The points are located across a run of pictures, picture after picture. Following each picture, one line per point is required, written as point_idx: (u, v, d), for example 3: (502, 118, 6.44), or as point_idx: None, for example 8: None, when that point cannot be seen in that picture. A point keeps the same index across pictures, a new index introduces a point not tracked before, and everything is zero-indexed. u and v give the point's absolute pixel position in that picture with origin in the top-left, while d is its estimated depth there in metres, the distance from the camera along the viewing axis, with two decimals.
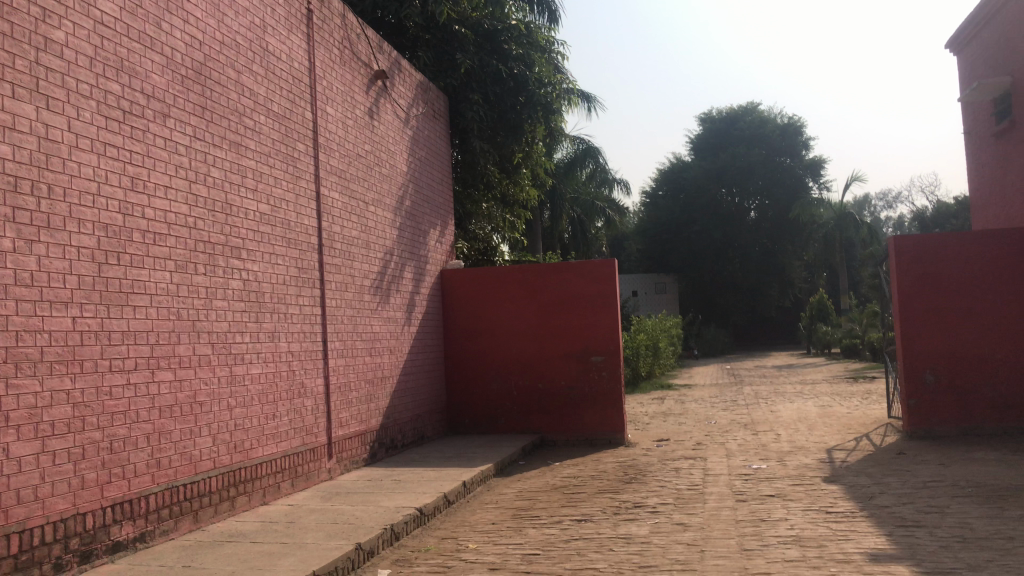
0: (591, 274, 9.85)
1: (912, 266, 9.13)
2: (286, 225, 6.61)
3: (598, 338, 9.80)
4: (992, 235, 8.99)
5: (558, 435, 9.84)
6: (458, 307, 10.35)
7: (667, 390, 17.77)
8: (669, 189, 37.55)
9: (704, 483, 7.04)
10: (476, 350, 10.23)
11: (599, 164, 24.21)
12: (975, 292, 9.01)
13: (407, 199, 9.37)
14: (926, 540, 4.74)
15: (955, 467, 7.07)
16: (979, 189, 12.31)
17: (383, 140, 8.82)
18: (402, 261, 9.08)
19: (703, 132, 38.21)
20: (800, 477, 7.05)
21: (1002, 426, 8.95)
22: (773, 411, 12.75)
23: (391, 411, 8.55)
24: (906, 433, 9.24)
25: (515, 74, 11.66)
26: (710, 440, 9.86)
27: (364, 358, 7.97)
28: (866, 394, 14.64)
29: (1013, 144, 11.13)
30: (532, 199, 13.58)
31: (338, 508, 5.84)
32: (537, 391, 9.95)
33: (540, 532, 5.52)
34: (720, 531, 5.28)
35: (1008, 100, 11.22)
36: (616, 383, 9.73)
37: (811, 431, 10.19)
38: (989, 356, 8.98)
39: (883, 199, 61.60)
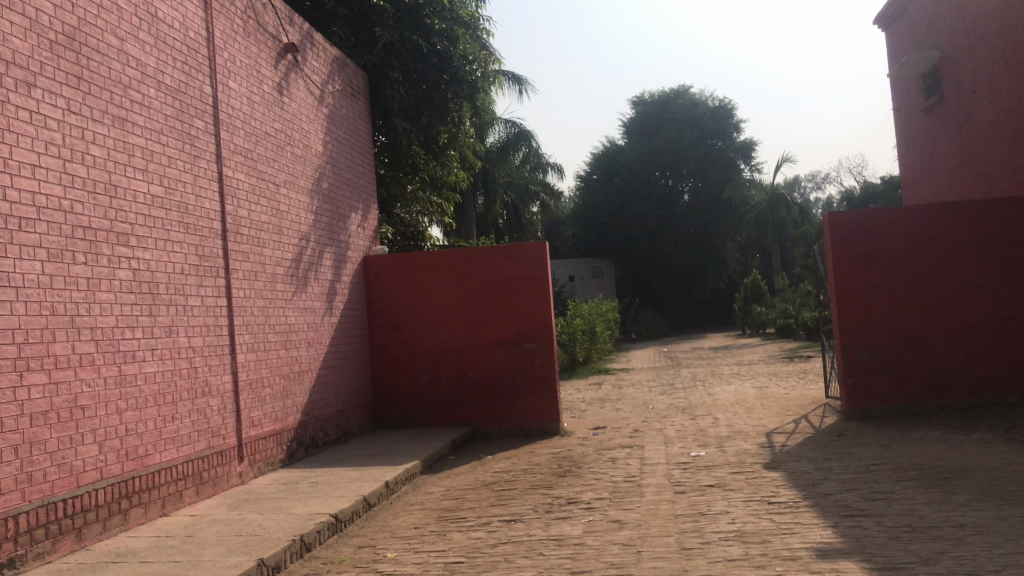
0: (522, 258, 9.47)
1: (847, 243, 8.95)
2: (183, 209, 6.04)
3: (530, 324, 9.43)
4: (925, 210, 8.86)
5: (491, 426, 9.46)
6: (382, 295, 9.80)
7: (605, 374, 17.56)
8: (603, 173, 37.45)
9: (641, 474, 6.72)
10: (402, 339, 9.72)
11: (533, 148, 23.86)
12: (911, 268, 8.89)
13: (324, 181, 8.82)
14: (875, 531, 4.46)
15: (896, 449, 6.89)
16: (908, 166, 12.29)
17: (296, 118, 8.25)
18: (320, 248, 8.54)
19: (636, 116, 38.17)
20: (740, 464, 6.77)
21: (939, 404, 8.86)
22: (710, 393, 12.57)
23: (311, 407, 8.04)
24: (845, 413, 9.07)
25: (438, 50, 11.13)
26: (647, 426, 9.58)
27: (278, 352, 7.44)
28: (802, 373, 14.60)
29: (942, 120, 11.09)
30: (462, 182, 13.12)
31: (246, 518, 5.33)
32: (468, 381, 9.53)
33: (465, 536, 5.11)
34: (658, 528, 4.94)
35: (937, 74, 11.15)
36: (550, 370, 9.37)
37: (748, 414, 9.99)
38: (925, 333, 8.88)
39: (813, 181, 62.67)
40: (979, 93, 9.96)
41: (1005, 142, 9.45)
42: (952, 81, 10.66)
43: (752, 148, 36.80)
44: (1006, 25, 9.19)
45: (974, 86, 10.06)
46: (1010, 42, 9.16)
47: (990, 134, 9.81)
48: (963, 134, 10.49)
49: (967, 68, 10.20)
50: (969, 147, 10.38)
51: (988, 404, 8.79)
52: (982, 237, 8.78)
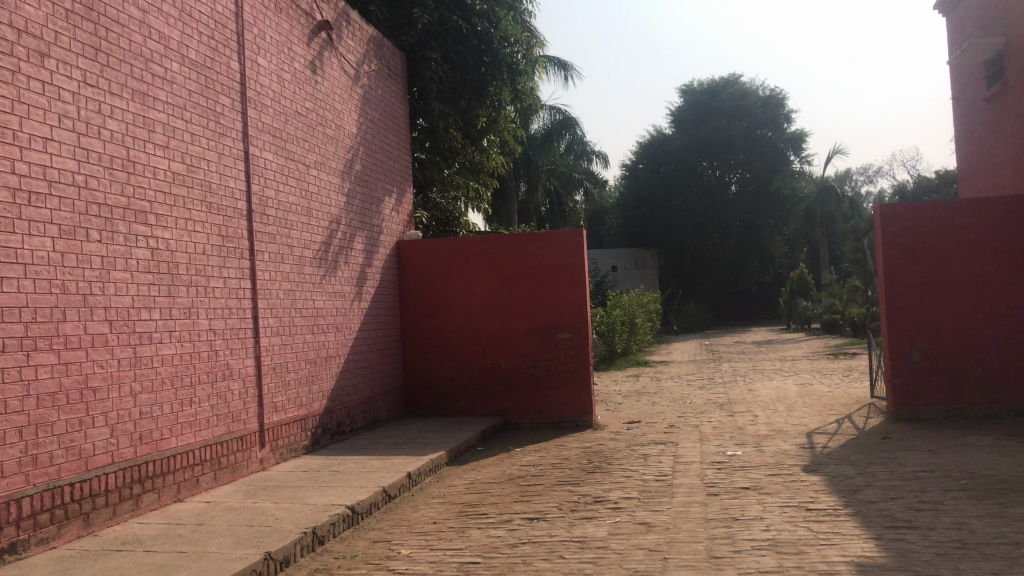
0: (557, 245, 9.21)
1: (899, 236, 8.54)
2: (206, 187, 5.90)
3: (565, 314, 9.17)
4: (984, 204, 8.41)
5: (522, 417, 9.24)
6: (415, 281, 9.62)
7: (644, 367, 17.22)
8: (649, 162, 36.91)
9: (673, 472, 6.44)
10: (435, 326, 9.53)
11: (578, 135, 23.53)
12: (966, 264, 8.44)
13: (358, 163, 8.65)
14: (921, 546, 4.14)
15: (945, 455, 6.51)
16: (967, 158, 11.74)
17: (328, 97, 8.08)
18: (351, 231, 8.38)
19: (684, 105, 37.55)
20: (778, 466, 6.46)
21: (994, 408, 8.41)
22: (750, 389, 12.21)
23: (338, 394, 7.89)
24: (891, 415, 8.68)
25: (478, 32, 10.89)
26: (683, 422, 9.28)
27: (304, 336, 7.29)
28: (848, 371, 14.13)
29: (1004, 110, 10.54)
30: (501, 168, 12.86)
31: (260, 507, 5.18)
32: (500, 370, 9.31)
33: (484, 534, 4.90)
34: (687, 533, 4.67)
35: (1000, 61, 10.60)
36: (584, 362, 9.11)
37: (789, 412, 9.62)
38: (980, 333, 8.43)
39: (864, 174, 61.23)
40: None
41: None
42: (1016, 69, 10.13)
43: (802, 139, 35.96)
44: None
45: None
46: None
47: None
48: None
49: None
50: None
51: None
52: None
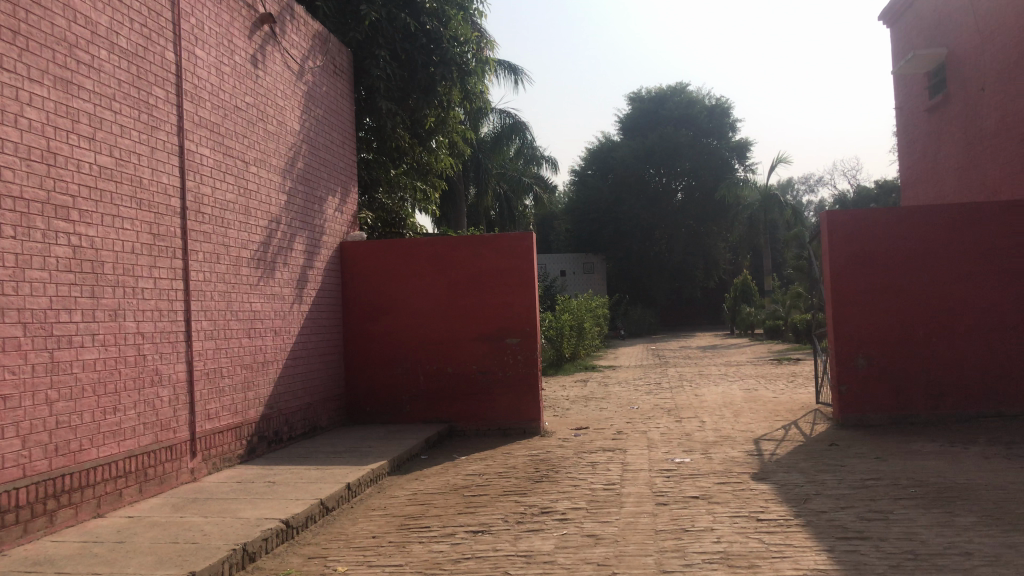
0: (507, 249, 9.04)
1: (846, 242, 8.56)
2: (136, 182, 5.58)
3: (513, 319, 9.00)
4: (927, 212, 8.49)
5: (468, 424, 9.04)
6: (358, 284, 9.34)
7: (591, 372, 17.15)
8: (598, 168, 37.00)
9: (622, 481, 6.30)
10: (379, 330, 9.27)
11: (527, 139, 23.44)
12: (911, 271, 8.50)
13: (300, 161, 8.36)
14: (873, 558, 4.05)
15: (892, 462, 6.49)
16: (910, 167, 11.91)
17: (271, 92, 7.78)
18: (292, 232, 8.08)
19: (632, 112, 37.78)
20: (727, 474, 6.36)
21: (937, 415, 8.47)
22: (697, 395, 12.18)
23: (276, 401, 7.60)
24: (837, 421, 8.68)
25: (427, 30, 10.67)
26: (630, 428, 9.17)
27: (240, 341, 6.98)
28: (792, 377, 14.22)
29: (946, 121, 10.70)
30: (449, 170, 12.64)
31: (187, 522, 4.88)
32: (446, 376, 9.10)
33: (426, 549, 4.69)
34: (636, 546, 4.51)
35: (943, 72, 10.76)
36: (533, 367, 8.95)
37: (736, 418, 9.59)
38: (924, 340, 8.49)
39: (806, 182, 62.41)
40: (988, 91, 9.54)
41: (1013, 143, 9.05)
42: (958, 80, 10.27)
43: (747, 148, 36.45)
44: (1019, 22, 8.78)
45: (982, 83, 9.65)
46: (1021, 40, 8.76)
47: (997, 135, 9.41)
48: (968, 134, 10.10)
49: (975, 66, 9.80)
50: (974, 147, 9.99)
51: (987, 415, 8.41)
52: (988, 241, 8.37)
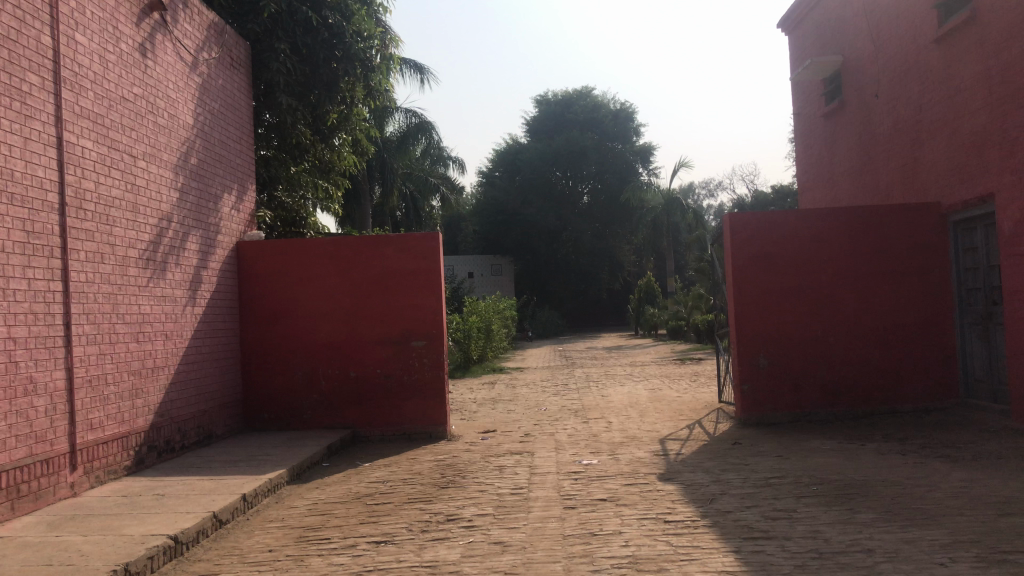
0: (412, 249, 8.86)
1: (747, 243, 8.71)
2: (7, 175, 5.17)
3: (419, 321, 8.81)
4: (823, 214, 8.74)
5: (372, 430, 8.79)
6: (256, 285, 8.97)
7: (498, 373, 17.07)
8: (505, 170, 37.02)
9: (529, 485, 6.20)
10: (278, 333, 8.92)
11: (433, 140, 23.23)
12: (809, 271, 8.73)
13: (193, 157, 7.96)
14: (779, 558, 4.05)
15: (793, 460, 6.60)
16: (807, 170, 12.27)
17: (162, 84, 7.37)
18: (184, 230, 7.68)
19: (539, 115, 38.00)
20: (634, 475, 6.34)
21: (833, 412, 8.70)
22: (603, 395, 12.23)
23: (167, 408, 7.20)
24: (739, 420, 8.81)
25: (330, 24, 10.36)
26: (538, 430, 9.10)
27: (127, 345, 6.57)
28: (695, 376, 14.47)
29: (841, 127, 11.05)
30: (352, 168, 12.34)
31: (63, 542, 4.52)
32: (348, 380, 8.83)
33: (326, 562, 4.46)
34: (544, 552, 4.41)
35: (838, 80, 11.11)
36: (438, 371, 8.78)
37: (642, 418, 9.64)
38: (821, 339, 8.72)
39: (707, 186, 64.15)
40: (881, 98, 9.87)
41: (904, 149, 9.40)
42: (852, 87, 10.62)
43: (651, 152, 37.16)
44: (910, 31, 9.10)
45: (877, 90, 9.97)
46: (913, 49, 9.08)
47: (889, 140, 9.76)
48: (862, 140, 10.46)
49: (869, 74, 10.14)
50: (867, 152, 10.34)
51: (880, 412, 8.69)
52: (880, 242, 8.73)
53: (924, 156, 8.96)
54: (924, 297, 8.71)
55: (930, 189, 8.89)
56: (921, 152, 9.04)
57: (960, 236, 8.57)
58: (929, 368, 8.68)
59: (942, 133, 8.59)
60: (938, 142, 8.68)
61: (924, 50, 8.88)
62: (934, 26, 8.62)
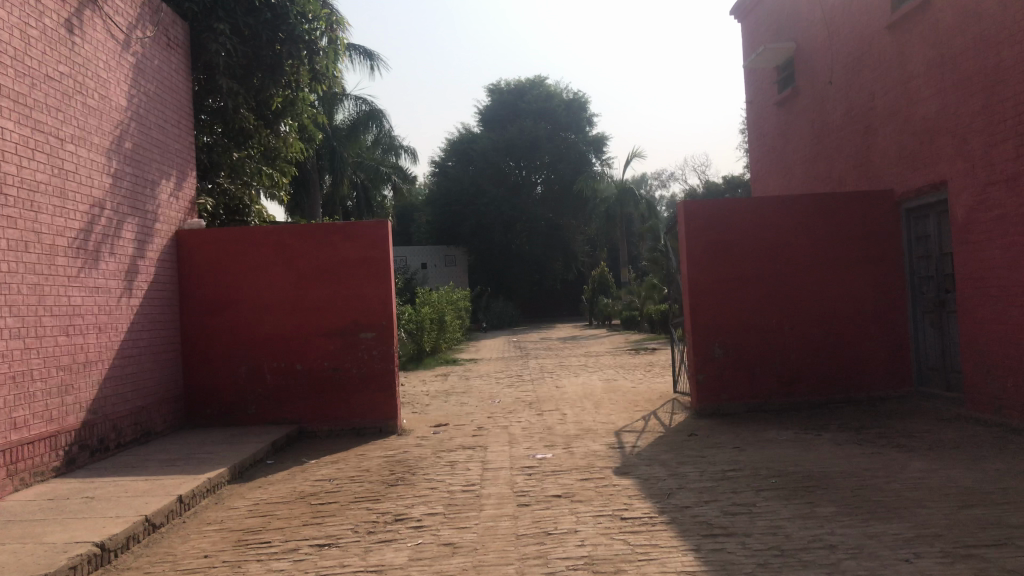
0: (360, 237, 8.57)
1: (702, 231, 8.60)
2: None
3: (367, 313, 8.54)
4: (777, 202, 8.67)
5: (320, 425, 8.51)
6: (196, 275, 8.61)
7: (452, 365, 16.83)
8: (458, 159, 36.67)
9: (481, 481, 5.99)
10: (220, 326, 8.57)
11: (384, 128, 22.83)
12: (764, 259, 8.65)
13: (127, 140, 7.56)
14: (741, 556, 3.90)
15: (750, 452, 6.49)
16: (760, 159, 12.25)
17: (91, 63, 6.96)
18: (119, 218, 7.29)
19: (492, 104, 37.72)
20: (589, 469, 6.17)
21: (789, 402, 8.64)
22: (558, 387, 12.07)
23: (100, 405, 6.82)
24: (695, 411, 8.70)
25: (272, 5, 10.00)
26: (491, 423, 8.90)
27: (55, 339, 6.19)
28: (649, 366, 14.39)
29: (794, 114, 11.02)
30: (299, 154, 11.98)
31: None
32: (295, 374, 8.52)
33: (265, 568, 4.20)
34: (496, 554, 4.20)
35: (790, 67, 11.07)
36: (388, 363, 8.52)
37: (597, 410, 9.50)
38: (776, 328, 8.65)
39: (659, 178, 64.51)
40: (834, 84, 9.81)
41: (857, 136, 9.37)
42: (805, 75, 10.57)
43: (604, 142, 37.15)
44: (863, 17, 9.04)
45: (830, 77, 9.90)
46: (866, 35, 9.02)
47: (842, 128, 9.73)
48: (814, 128, 10.43)
49: (821, 62, 10.09)
50: (820, 140, 10.31)
51: (835, 401, 8.66)
52: (834, 230, 8.69)
53: (877, 143, 8.92)
54: (878, 285, 8.69)
55: (883, 177, 8.86)
56: (874, 139, 9.00)
57: (912, 223, 8.55)
58: (883, 357, 8.67)
59: (895, 121, 8.55)
60: (891, 129, 8.64)
61: (876, 37, 8.82)
62: (887, 12, 8.56)
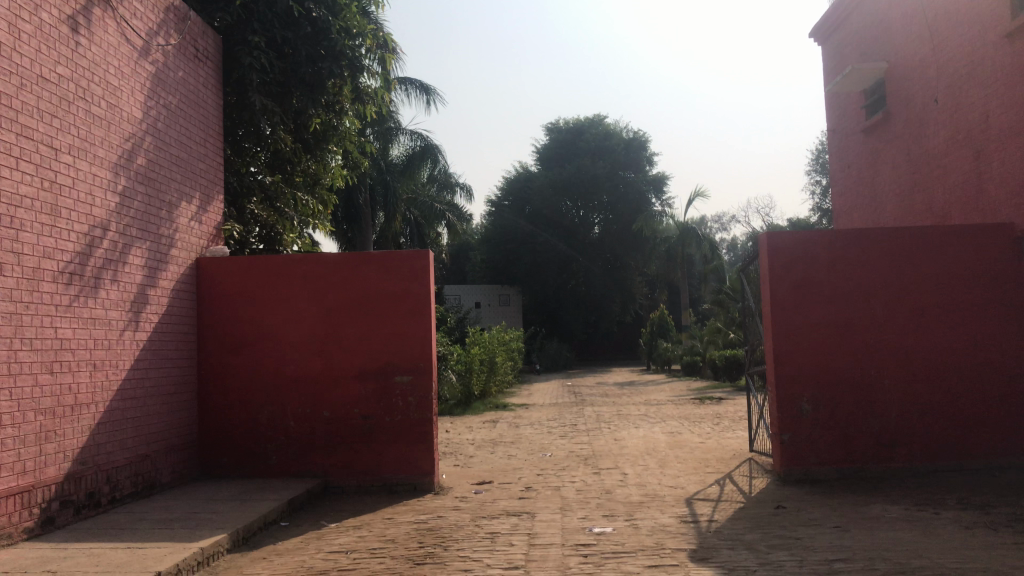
0: (398, 269, 7.65)
1: (787, 269, 7.49)
2: None
3: (403, 354, 7.58)
4: (875, 235, 7.51)
5: (348, 479, 7.53)
6: (218, 309, 7.77)
7: (502, 411, 15.72)
8: (515, 199, 35.91)
9: (526, 563, 4.92)
10: (241, 365, 7.69)
11: (440, 163, 22.13)
12: (861, 302, 7.48)
13: (140, 156, 6.78)
14: None
15: (857, 536, 5.29)
16: (844, 193, 11.10)
17: (98, 67, 6.22)
18: (125, 242, 6.49)
19: (550, 143, 37.03)
20: (659, 552, 5.05)
21: (890, 468, 7.39)
22: (616, 440, 10.88)
23: (91, 454, 5.94)
24: (778, 476, 7.50)
25: (314, 18, 9.32)
26: (541, 483, 7.80)
27: (35, 378, 5.35)
28: (716, 419, 13.08)
29: (886, 142, 9.88)
30: (342, 183, 11.22)
31: None
32: (321, 421, 7.58)
33: None
34: None
35: (882, 90, 9.95)
36: (425, 411, 7.52)
37: (663, 470, 8.33)
38: (874, 381, 7.43)
39: (719, 221, 63.02)
40: (940, 103, 8.60)
41: (966, 162, 8.18)
42: (901, 97, 9.44)
43: (664, 182, 36.05)
44: (976, 27, 7.90)
45: (935, 95, 8.70)
46: (979, 47, 7.87)
47: (947, 154, 8.54)
48: (911, 155, 9.27)
49: (922, 81, 8.95)
50: (920, 168, 9.10)
51: (946, 468, 7.37)
52: (943, 268, 7.48)
53: (993, 171, 7.71)
54: (997, 333, 7.43)
55: (1001, 208, 7.64)
56: (989, 165, 7.79)
57: None
58: (1004, 418, 7.38)
59: (1016, 143, 7.34)
60: (1011, 153, 7.43)
61: (993, 47, 7.67)
62: (1005, 20, 7.43)
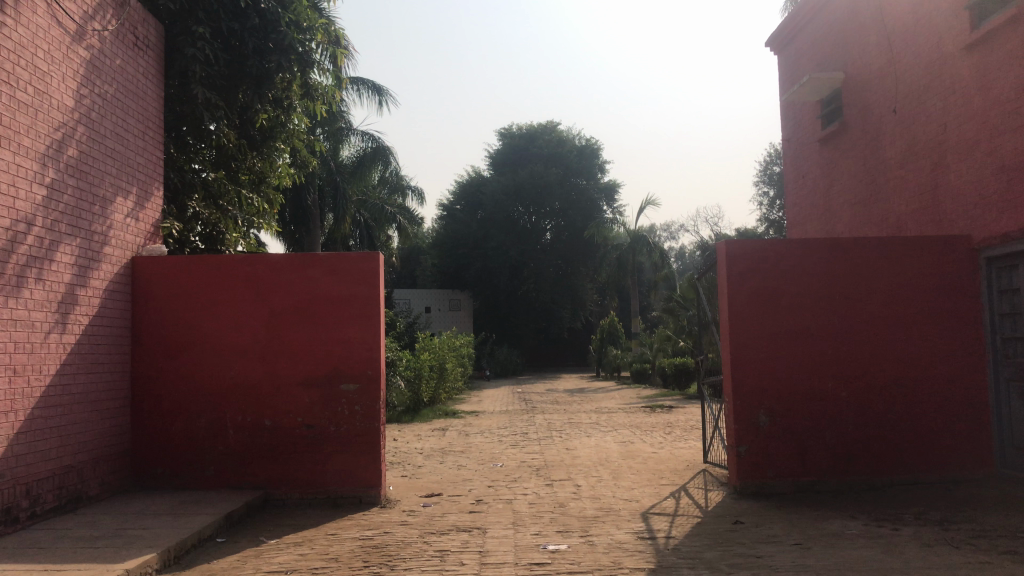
0: (347, 272, 7.33)
1: (747, 278, 7.35)
2: None
3: (351, 360, 7.25)
4: (833, 245, 7.42)
5: (289, 491, 7.18)
6: (154, 311, 7.35)
7: (451, 418, 15.41)
8: (466, 204, 35.62)
9: None
10: (177, 372, 7.29)
11: (392, 165, 21.73)
12: (819, 313, 7.38)
13: (71, 147, 6.36)
14: None
15: (818, 554, 5.13)
16: (798, 202, 11.07)
17: (25, 50, 5.80)
18: (53, 239, 6.06)
19: (502, 147, 36.82)
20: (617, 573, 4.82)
21: (846, 481, 7.29)
22: (568, 450, 10.68)
23: (9, 466, 5.51)
24: (735, 489, 7.35)
25: (261, 10, 8.96)
26: (492, 496, 7.53)
27: None
28: (667, 428, 12.96)
29: (841, 153, 9.85)
30: (289, 182, 10.83)
31: None
32: (262, 430, 7.21)
33: None
34: None
35: (838, 99, 9.93)
36: (372, 420, 7.21)
37: (617, 482, 8.13)
38: (831, 393, 7.33)
39: (668, 229, 63.49)
40: (898, 114, 8.56)
41: (923, 174, 8.15)
42: (857, 107, 9.41)
43: (615, 189, 36.09)
44: (935, 39, 7.88)
45: (893, 105, 8.65)
46: (937, 59, 7.85)
47: (903, 166, 8.51)
48: (868, 165, 9.24)
49: (880, 91, 8.92)
50: (876, 179, 9.07)
51: (901, 482, 7.30)
52: (900, 280, 7.42)
53: (949, 182, 7.68)
54: (953, 345, 7.39)
55: (957, 220, 7.61)
56: (946, 178, 7.76)
57: (994, 275, 7.26)
58: (959, 431, 7.34)
59: (973, 156, 7.31)
60: (968, 166, 7.40)
61: (950, 60, 7.66)
62: (964, 32, 7.41)
